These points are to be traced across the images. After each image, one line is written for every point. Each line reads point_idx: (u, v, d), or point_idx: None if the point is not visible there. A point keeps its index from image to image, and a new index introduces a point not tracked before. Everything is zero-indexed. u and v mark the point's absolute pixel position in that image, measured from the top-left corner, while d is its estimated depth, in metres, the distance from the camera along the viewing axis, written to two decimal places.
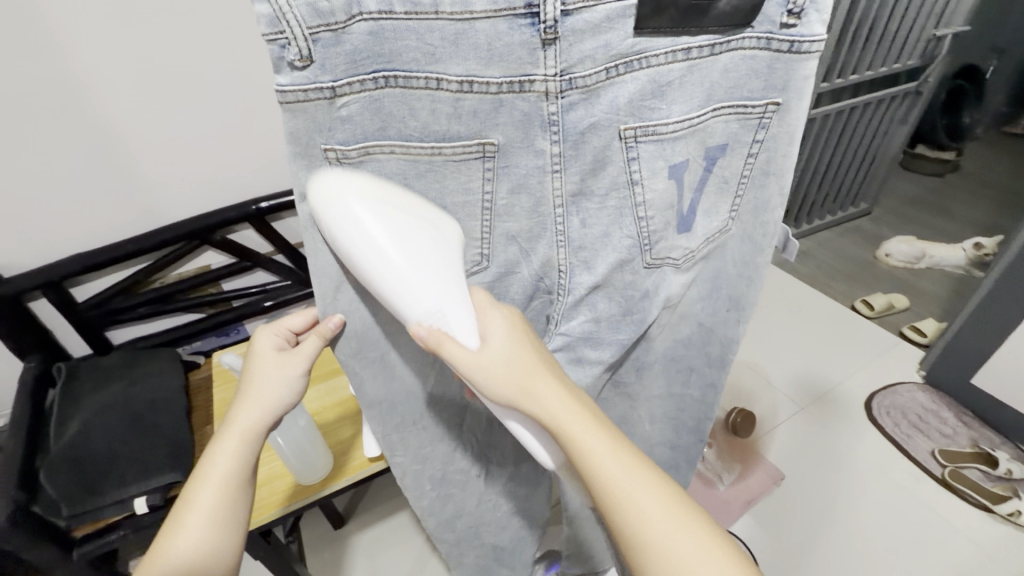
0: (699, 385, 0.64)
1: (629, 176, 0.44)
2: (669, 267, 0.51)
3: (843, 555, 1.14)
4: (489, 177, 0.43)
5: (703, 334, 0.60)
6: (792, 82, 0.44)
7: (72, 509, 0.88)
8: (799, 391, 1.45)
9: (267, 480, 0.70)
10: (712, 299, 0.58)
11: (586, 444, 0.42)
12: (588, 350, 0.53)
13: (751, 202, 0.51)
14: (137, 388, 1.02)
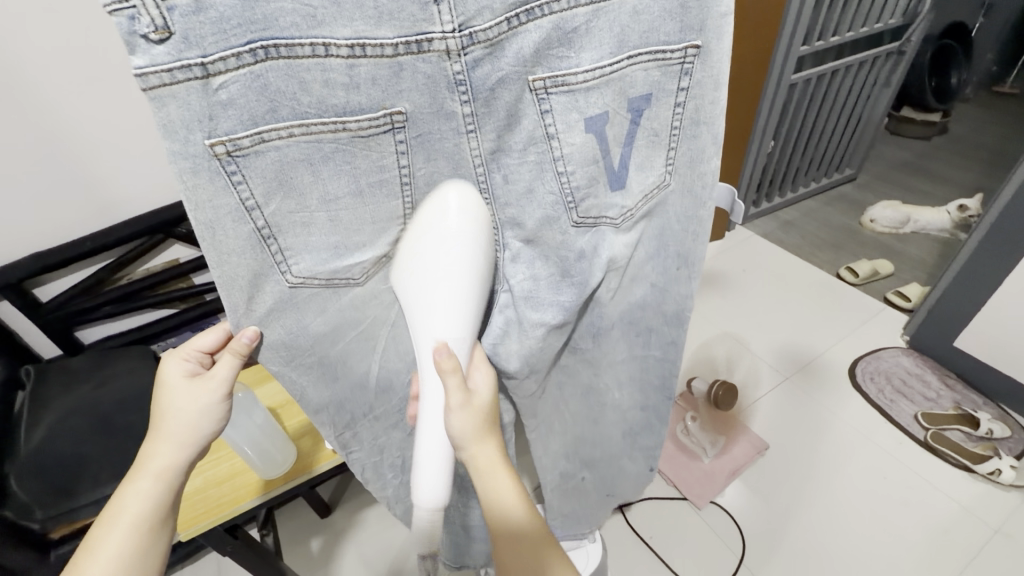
0: (659, 345, 0.62)
1: (545, 130, 0.43)
2: (607, 226, 0.49)
3: (828, 520, 1.14)
4: (403, 151, 0.41)
5: (655, 293, 0.58)
6: (709, 20, 0.42)
7: (45, 512, 0.86)
8: (783, 361, 1.45)
9: (228, 478, 0.67)
10: (659, 257, 0.55)
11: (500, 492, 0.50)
12: (530, 311, 0.50)
13: (686, 153, 0.48)
14: (103, 389, 1.00)
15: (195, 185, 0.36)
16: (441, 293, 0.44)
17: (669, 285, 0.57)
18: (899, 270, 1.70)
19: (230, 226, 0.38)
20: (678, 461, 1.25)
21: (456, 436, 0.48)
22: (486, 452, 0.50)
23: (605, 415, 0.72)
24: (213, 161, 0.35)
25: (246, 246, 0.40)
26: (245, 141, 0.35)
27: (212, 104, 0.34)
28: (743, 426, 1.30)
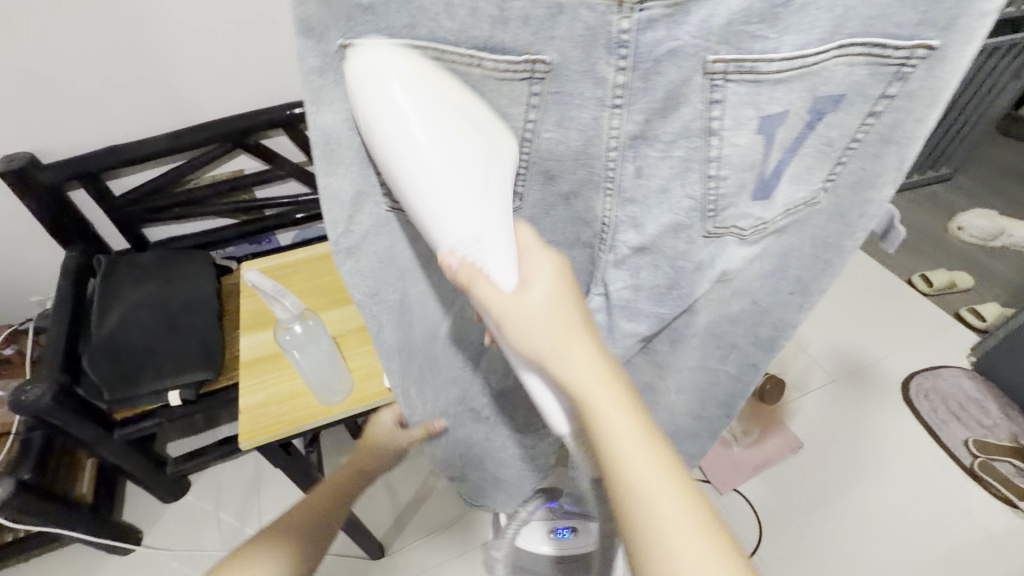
0: (739, 362, 0.59)
1: (705, 124, 0.35)
2: (733, 238, 0.43)
3: (850, 526, 1.13)
4: (534, 105, 0.34)
5: (755, 314, 0.54)
6: (962, 19, 0.32)
7: (113, 395, 0.95)
8: (834, 365, 1.39)
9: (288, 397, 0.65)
10: (774, 279, 0.50)
11: (601, 409, 0.36)
12: (622, 319, 0.48)
13: (854, 173, 0.42)
14: (171, 286, 1.04)
15: (320, 89, 0.32)
16: (433, 167, 0.32)
17: (776, 308, 0.53)
18: (979, 286, 1.58)
19: (346, 136, 0.35)
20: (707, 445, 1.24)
21: (528, 347, 0.38)
22: (573, 355, 0.37)
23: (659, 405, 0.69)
24: (341, 69, 0.32)
25: (357, 161, 0.36)
26: (378, 53, 0.31)
27: (351, 6, 0.29)
28: (781, 423, 1.26)
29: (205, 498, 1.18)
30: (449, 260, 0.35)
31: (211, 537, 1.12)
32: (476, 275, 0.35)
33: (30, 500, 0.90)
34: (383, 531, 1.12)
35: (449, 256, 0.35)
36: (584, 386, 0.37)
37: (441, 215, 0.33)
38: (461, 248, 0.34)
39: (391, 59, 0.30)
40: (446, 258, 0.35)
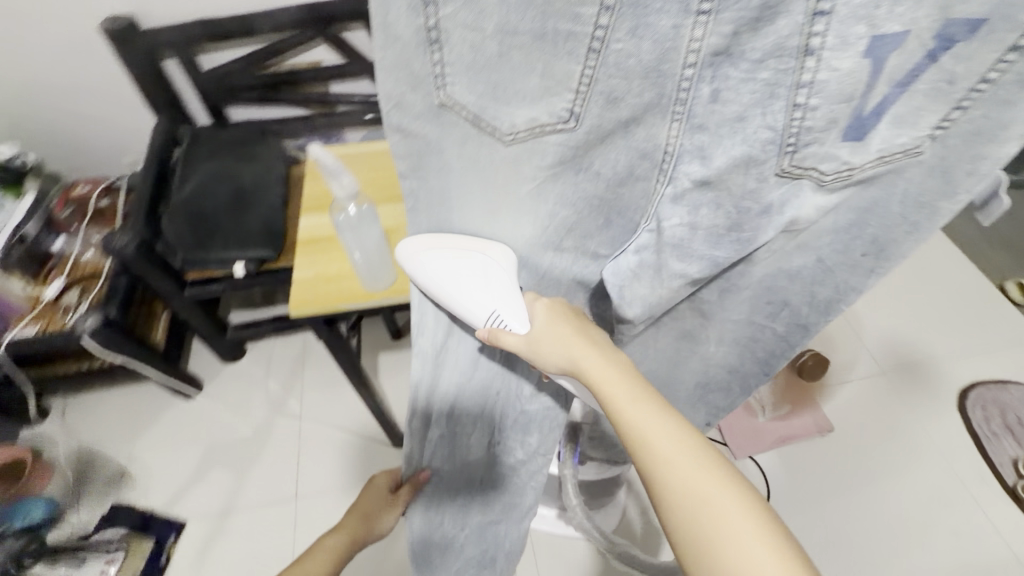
0: None
1: (804, 41, 0.32)
2: (809, 181, 0.38)
3: (862, 515, 1.11)
4: (609, 6, 0.34)
5: (818, 274, 0.46)
6: None
7: (185, 257, 1.03)
8: (888, 359, 1.31)
9: (337, 277, 0.69)
10: (849, 235, 0.43)
11: (618, 399, 0.44)
12: (673, 261, 0.44)
13: (977, 121, 0.34)
14: (243, 165, 1.11)
15: None
16: (463, 276, 0.51)
17: (842, 271, 0.45)
18: None
19: (404, 14, 0.37)
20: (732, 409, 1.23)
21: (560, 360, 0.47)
22: (590, 359, 0.46)
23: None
24: None
25: (415, 43, 0.39)
26: None
27: None
28: (816, 403, 1.23)
29: (256, 366, 1.30)
30: (483, 331, 0.51)
31: (257, 399, 1.25)
32: (501, 334, 0.50)
33: (113, 337, 1.00)
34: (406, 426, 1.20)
35: (482, 329, 0.51)
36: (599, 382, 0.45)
37: (472, 305, 0.51)
38: (489, 321, 0.50)
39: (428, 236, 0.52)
40: (481, 330, 0.51)
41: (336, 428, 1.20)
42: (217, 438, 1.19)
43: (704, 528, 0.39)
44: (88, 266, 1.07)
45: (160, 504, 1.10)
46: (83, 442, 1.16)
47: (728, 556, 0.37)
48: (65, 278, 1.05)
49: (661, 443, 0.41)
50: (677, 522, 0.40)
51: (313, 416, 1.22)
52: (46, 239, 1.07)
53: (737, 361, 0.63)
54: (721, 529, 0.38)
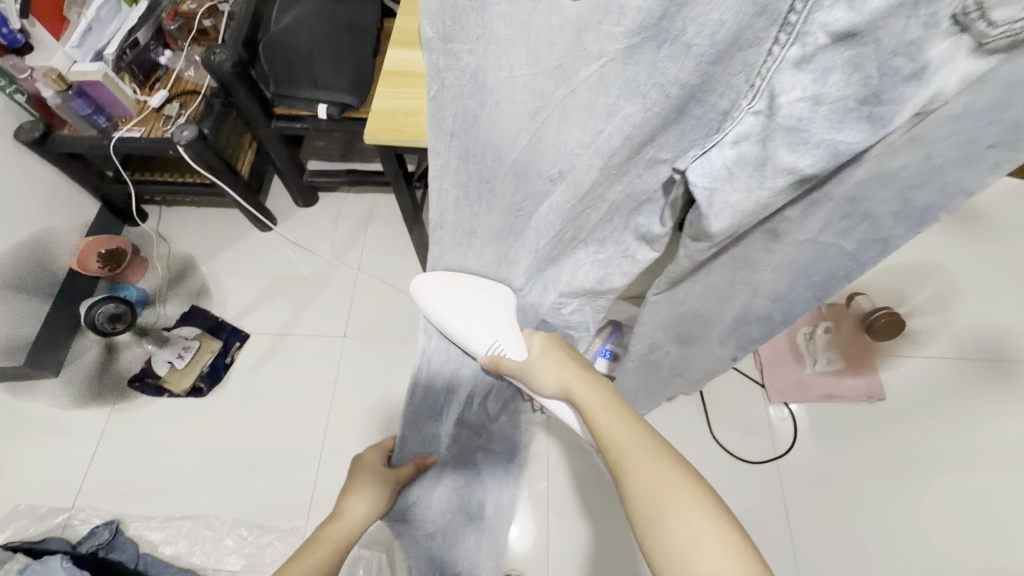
0: (861, 238, 0.46)
1: None
2: (972, 36, 0.31)
3: (888, 486, 1.07)
4: None
5: (925, 172, 0.39)
6: None
7: (277, 89, 1.08)
8: (971, 345, 1.19)
9: (413, 113, 0.67)
10: (987, 125, 0.35)
11: (587, 402, 0.55)
12: (783, 151, 0.38)
13: None
14: (342, 6, 1.09)
15: None
16: (471, 318, 0.70)
17: (956, 167, 0.38)
18: None
19: None
20: (781, 355, 1.17)
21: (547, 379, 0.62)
22: (568, 374, 0.60)
23: (739, 289, 0.57)
24: None
25: None
26: None
27: None
28: (873, 367, 1.16)
29: (325, 215, 1.36)
30: (484, 356, 0.70)
31: (322, 245, 1.32)
32: (499, 359, 0.68)
33: (204, 152, 1.07)
34: None
35: (484, 354, 0.70)
36: (572, 388, 0.58)
37: (478, 337, 0.70)
38: (489, 348, 0.70)
39: (444, 279, 0.71)
40: (483, 356, 0.70)
41: (388, 286, 1.26)
42: (284, 272, 1.29)
43: (659, 498, 0.44)
44: (189, 84, 1.13)
45: (231, 315, 1.23)
46: (173, 250, 1.30)
47: (672, 520, 0.43)
48: (168, 91, 1.11)
49: (625, 433, 0.50)
50: (636, 498, 0.45)
51: (370, 270, 1.29)
52: (154, 51, 1.13)
53: (789, 290, 0.55)
54: (671, 500, 0.44)
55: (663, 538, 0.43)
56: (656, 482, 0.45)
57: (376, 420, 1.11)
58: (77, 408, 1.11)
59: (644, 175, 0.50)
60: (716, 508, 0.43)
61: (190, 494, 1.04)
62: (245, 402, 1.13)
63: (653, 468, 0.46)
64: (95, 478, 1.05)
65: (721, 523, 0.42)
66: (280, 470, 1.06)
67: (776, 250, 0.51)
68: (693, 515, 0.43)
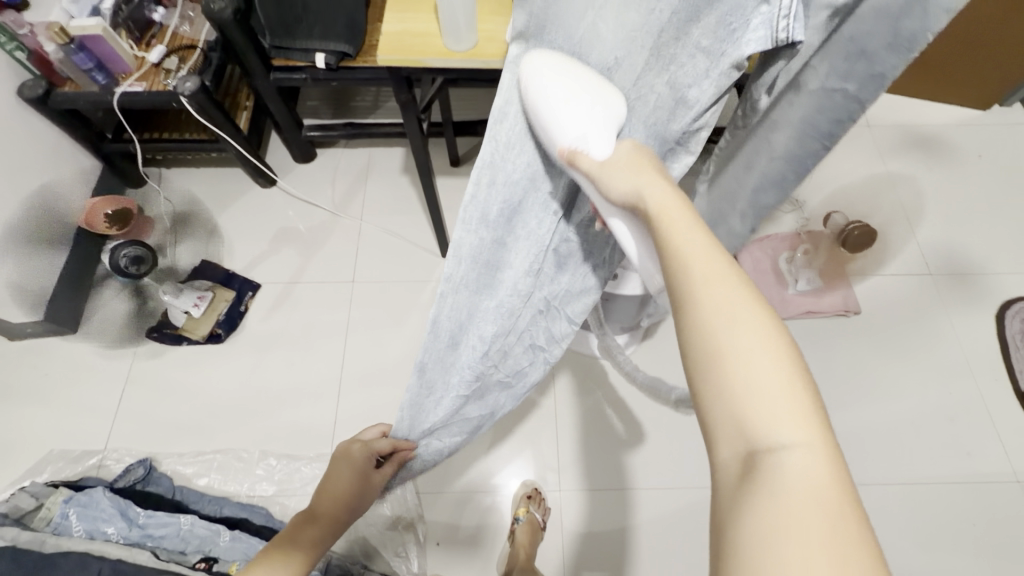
0: (859, 76, 0.44)
1: None
2: None
3: (862, 390, 1.17)
4: None
5: None
6: None
7: (273, 41, 1.11)
8: (938, 262, 1.29)
9: (424, 35, 0.71)
10: None
11: (671, 224, 0.43)
12: None
13: None
14: None
15: None
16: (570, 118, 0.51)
17: None
18: None
19: None
20: (765, 279, 1.26)
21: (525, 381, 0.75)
22: (658, 189, 0.45)
23: (759, 157, 0.58)
24: None
25: None
26: None
27: None
28: (850, 285, 1.25)
29: (324, 170, 1.40)
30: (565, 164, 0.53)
31: (324, 198, 1.36)
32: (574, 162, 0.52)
33: (206, 104, 1.10)
34: None
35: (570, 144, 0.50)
36: (658, 205, 0.44)
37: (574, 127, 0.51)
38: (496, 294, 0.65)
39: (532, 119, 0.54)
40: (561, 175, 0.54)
41: (391, 234, 1.31)
42: (288, 227, 1.32)
43: (719, 330, 0.37)
44: (185, 39, 1.16)
45: (241, 267, 1.27)
46: (176, 205, 1.32)
47: (746, 377, 0.36)
48: (166, 46, 1.14)
49: (702, 257, 0.40)
50: (696, 343, 0.38)
51: (372, 219, 1.33)
52: (147, 7, 1.15)
53: (797, 148, 0.54)
54: (744, 341, 0.36)
55: (741, 384, 0.36)
56: (752, 344, 0.36)
57: (389, 356, 1.17)
58: (100, 359, 1.15)
59: (686, 63, 0.48)
60: (785, 346, 0.37)
61: (219, 431, 1.10)
62: (262, 346, 1.18)
63: (745, 334, 0.37)
64: (125, 422, 1.10)
65: (791, 358, 0.36)
66: (302, 404, 1.12)
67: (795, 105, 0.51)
68: (756, 346, 0.36)
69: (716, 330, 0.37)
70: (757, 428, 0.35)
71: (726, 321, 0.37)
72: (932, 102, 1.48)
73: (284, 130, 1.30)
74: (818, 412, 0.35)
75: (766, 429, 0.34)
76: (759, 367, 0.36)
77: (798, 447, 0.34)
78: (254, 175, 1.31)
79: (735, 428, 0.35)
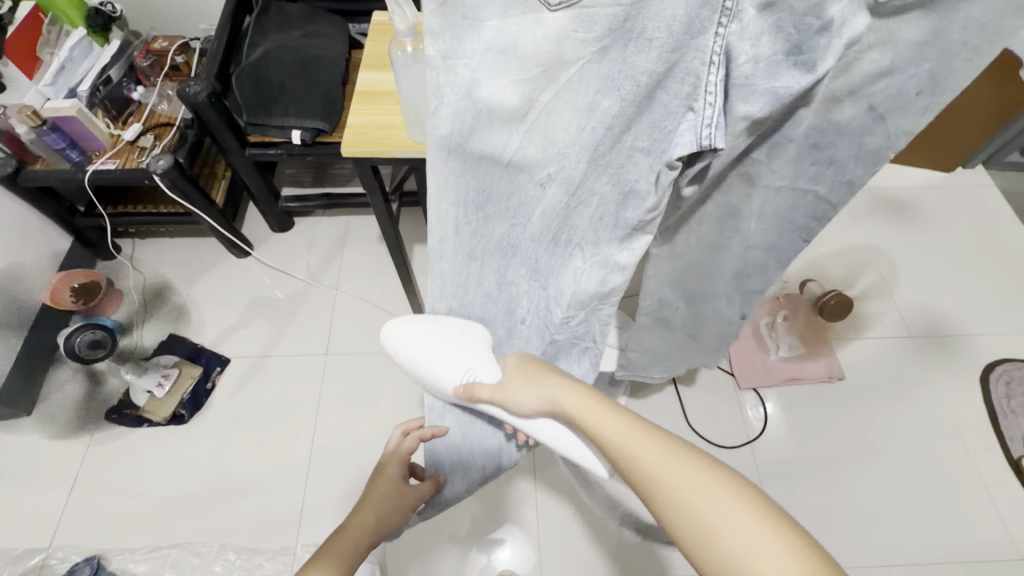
0: (831, 181, 0.49)
1: None
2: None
3: (851, 461, 1.13)
4: None
5: (867, 122, 0.43)
6: None
7: (252, 116, 1.10)
8: (917, 323, 1.28)
9: (389, 126, 0.72)
10: (905, 72, 0.40)
11: (592, 418, 0.49)
12: (739, 102, 0.42)
13: None
14: (310, 39, 1.17)
15: None
16: (426, 355, 0.62)
17: (892, 114, 0.42)
18: None
19: None
20: (746, 344, 1.25)
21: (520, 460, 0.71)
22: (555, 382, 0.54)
23: (736, 243, 0.60)
24: None
25: None
26: None
27: None
28: (832, 350, 1.24)
29: (301, 239, 1.38)
30: (456, 387, 0.61)
31: (299, 267, 1.34)
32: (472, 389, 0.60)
33: (179, 181, 1.09)
34: None
35: (456, 384, 0.61)
36: (571, 407, 0.51)
37: (456, 360, 0.61)
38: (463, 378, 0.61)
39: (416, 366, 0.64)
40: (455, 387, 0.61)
41: (367, 303, 1.29)
42: (262, 296, 1.30)
43: (662, 478, 0.42)
44: (162, 117, 1.17)
45: (210, 341, 1.23)
46: (148, 278, 1.30)
47: (704, 513, 0.39)
48: (142, 124, 1.15)
49: (619, 428, 0.46)
50: (653, 494, 0.42)
51: (348, 289, 1.31)
52: (126, 87, 1.17)
53: (777, 237, 0.57)
54: (682, 475, 0.41)
55: (707, 518, 0.39)
56: (699, 480, 0.41)
57: (362, 436, 1.12)
58: (55, 445, 1.10)
59: (627, 163, 0.49)
60: (719, 473, 0.41)
61: (175, 522, 1.03)
62: (227, 426, 1.13)
63: (685, 466, 0.42)
64: (74, 514, 1.03)
65: (738, 490, 0.40)
66: (268, 490, 1.06)
67: (760, 202, 0.54)
68: (701, 476, 0.41)
69: (656, 476, 0.42)
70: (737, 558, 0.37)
71: (668, 463, 0.42)
72: (899, 165, 1.53)
73: (262, 202, 1.30)
74: (782, 520, 0.38)
75: (743, 555, 0.37)
76: (713, 512, 0.39)
77: (780, 565, 0.36)
78: (228, 246, 1.30)
79: (721, 567, 0.38)
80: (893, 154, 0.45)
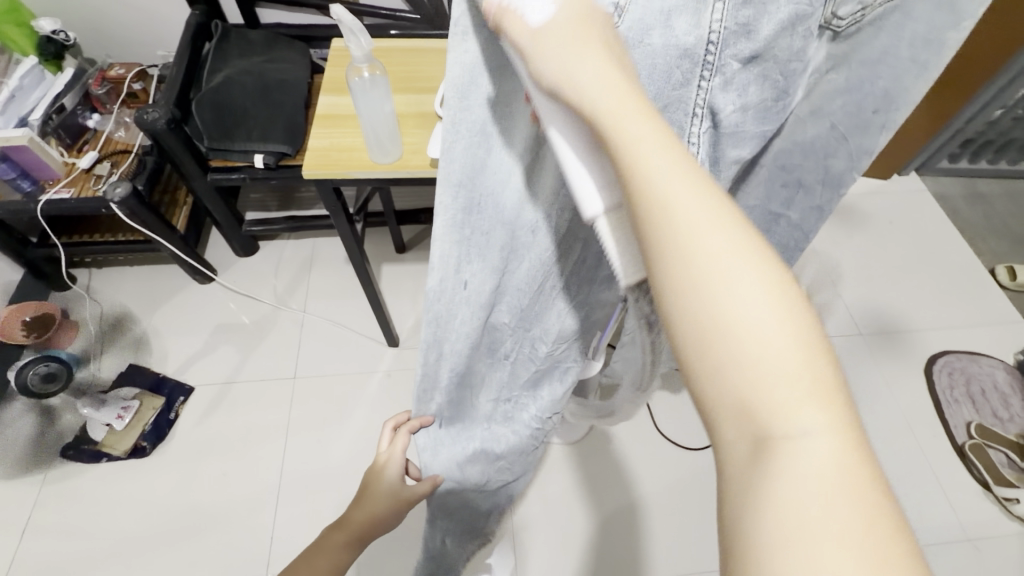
0: (802, 206, 0.54)
1: None
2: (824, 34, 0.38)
3: None
4: None
5: (830, 141, 0.46)
6: None
7: (211, 144, 1.10)
8: (865, 321, 1.36)
9: (348, 148, 0.73)
10: (859, 97, 0.42)
11: (631, 137, 0.24)
12: (730, 151, 0.41)
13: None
14: (271, 65, 1.18)
15: None
16: None
17: (854, 135, 0.45)
18: None
19: None
20: None
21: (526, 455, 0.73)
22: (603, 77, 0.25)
23: None
24: None
25: None
26: None
27: None
28: None
29: (266, 262, 1.38)
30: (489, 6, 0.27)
31: (266, 291, 1.32)
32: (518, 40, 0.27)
33: (137, 208, 1.08)
34: (401, 329, 1.28)
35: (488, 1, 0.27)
36: (602, 105, 0.25)
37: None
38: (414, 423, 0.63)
39: None
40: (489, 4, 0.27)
41: (335, 324, 1.28)
42: (227, 322, 1.28)
43: (715, 316, 0.22)
44: (119, 144, 1.16)
45: (172, 369, 1.20)
46: (106, 307, 1.26)
47: (755, 392, 0.22)
48: (98, 151, 1.14)
49: (683, 192, 0.23)
50: (687, 324, 0.23)
51: (317, 310, 1.31)
52: (81, 115, 1.16)
53: (756, 253, 0.63)
54: (739, 315, 0.22)
55: (760, 392, 0.21)
56: (760, 323, 0.22)
57: (333, 459, 1.10)
58: (5, 488, 1.05)
59: None
60: (809, 340, 0.23)
61: (136, 559, 0.99)
62: (191, 457, 1.10)
63: (753, 299, 0.22)
64: (27, 557, 0.98)
65: (819, 367, 0.22)
66: (236, 520, 1.03)
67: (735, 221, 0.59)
68: (774, 330, 0.22)
69: (715, 300, 0.22)
70: (771, 431, 0.21)
71: (733, 288, 0.22)
72: None
73: (226, 226, 1.29)
74: (863, 439, 0.22)
75: (783, 428, 0.21)
76: (749, 326, 0.22)
77: (826, 446, 0.21)
78: (191, 272, 1.28)
79: (741, 443, 0.22)
80: (860, 173, 0.48)
